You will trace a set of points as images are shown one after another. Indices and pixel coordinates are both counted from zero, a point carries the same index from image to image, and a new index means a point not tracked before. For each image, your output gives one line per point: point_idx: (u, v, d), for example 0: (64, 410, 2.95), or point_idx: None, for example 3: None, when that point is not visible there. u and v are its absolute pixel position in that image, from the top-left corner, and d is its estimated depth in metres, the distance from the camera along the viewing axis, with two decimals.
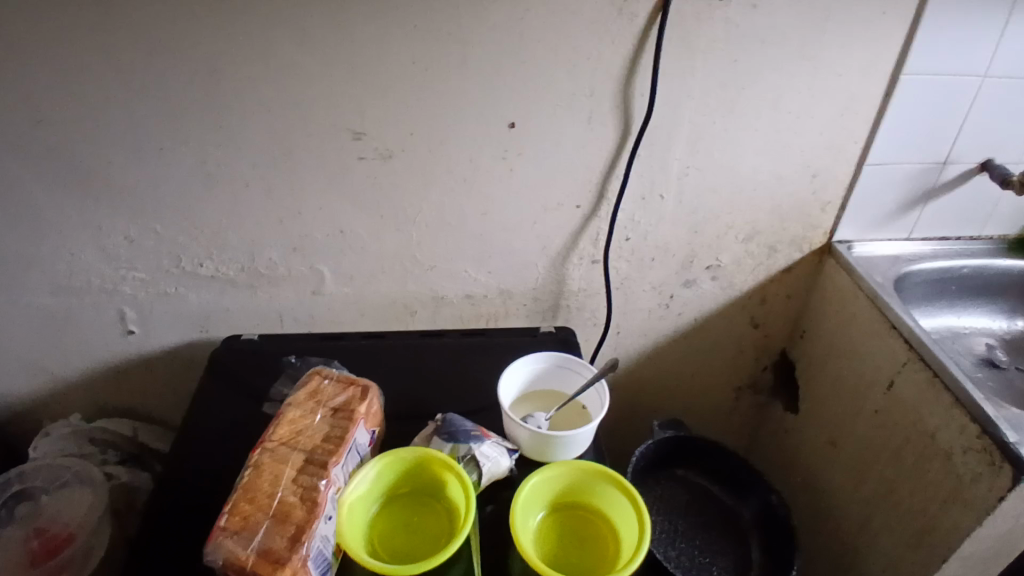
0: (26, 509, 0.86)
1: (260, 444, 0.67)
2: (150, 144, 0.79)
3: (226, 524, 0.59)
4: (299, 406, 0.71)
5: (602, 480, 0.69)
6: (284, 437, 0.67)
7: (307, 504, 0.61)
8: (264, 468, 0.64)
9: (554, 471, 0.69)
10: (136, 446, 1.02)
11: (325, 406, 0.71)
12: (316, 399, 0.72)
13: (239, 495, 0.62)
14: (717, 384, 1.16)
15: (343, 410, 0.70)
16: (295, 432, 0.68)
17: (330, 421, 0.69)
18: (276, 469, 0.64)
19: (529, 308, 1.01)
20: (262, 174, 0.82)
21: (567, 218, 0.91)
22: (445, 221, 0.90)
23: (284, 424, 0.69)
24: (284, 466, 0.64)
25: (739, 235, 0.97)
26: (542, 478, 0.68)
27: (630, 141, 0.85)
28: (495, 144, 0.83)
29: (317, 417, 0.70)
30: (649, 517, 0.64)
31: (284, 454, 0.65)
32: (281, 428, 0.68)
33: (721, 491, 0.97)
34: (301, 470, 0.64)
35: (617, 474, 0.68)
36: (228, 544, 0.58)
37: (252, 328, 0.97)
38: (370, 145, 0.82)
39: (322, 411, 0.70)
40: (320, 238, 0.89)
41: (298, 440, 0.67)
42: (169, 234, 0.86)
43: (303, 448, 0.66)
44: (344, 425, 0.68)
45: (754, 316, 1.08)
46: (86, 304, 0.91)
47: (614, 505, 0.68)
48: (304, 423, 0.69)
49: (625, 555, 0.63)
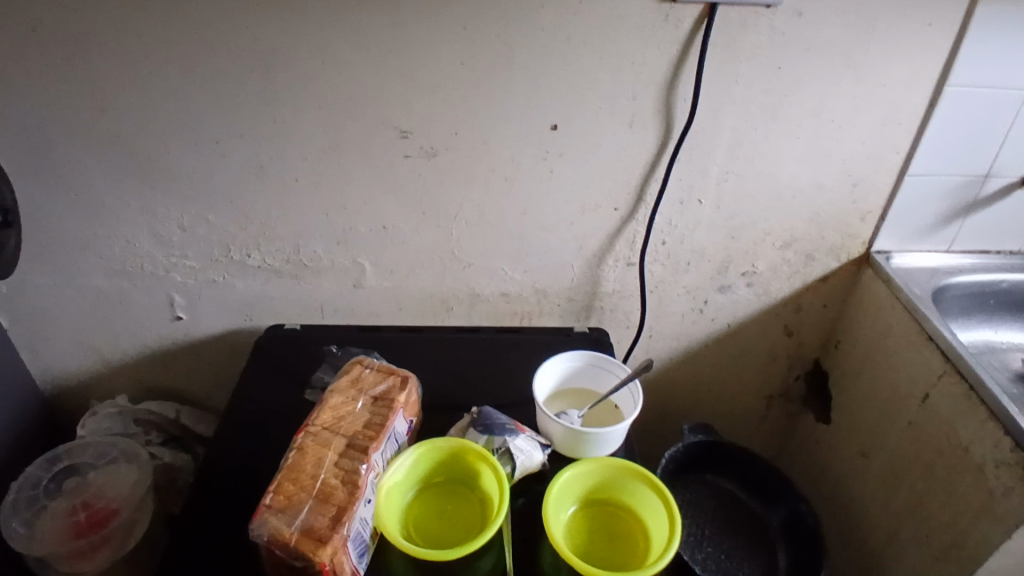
0: (74, 482, 0.90)
1: (303, 427, 0.69)
2: (206, 137, 0.82)
3: (271, 502, 0.62)
4: (341, 392, 0.73)
5: (632, 477, 0.70)
6: (326, 421, 0.69)
7: (348, 487, 0.63)
8: (308, 450, 0.66)
9: (586, 467, 0.70)
10: (178, 428, 1.05)
11: (366, 393, 0.73)
12: (358, 386, 0.74)
13: (284, 475, 0.64)
14: (748, 391, 1.16)
15: (384, 398, 0.72)
16: (338, 417, 0.70)
17: (371, 408, 0.71)
18: (319, 451, 0.66)
19: (563, 308, 1.02)
20: (311, 168, 0.85)
21: (604, 220, 0.93)
22: (485, 218, 0.91)
23: (327, 409, 0.71)
24: (327, 449, 0.66)
25: (776, 242, 0.97)
26: (573, 473, 0.70)
27: (670, 145, 0.86)
28: (536, 145, 0.85)
29: (358, 404, 0.72)
30: (680, 515, 0.65)
31: (326, 438, 0.68)
32: (323, 413, 0.70)
33: (749, 497, 0.97)
34: (342, 454, 0.66)
35: (647, 472, 0.68)
36: (273, 521, 0.60)
37: (293, 318, 1.00)
38: (415, 143, 0.84)
39: (363, 399, 0.72)
40: (363, 232, 0.92)
41: (340, 425, 0.69)
42: (220, 224, 0.89)
43: (345, 432, 0.68)
44: (384, 413, 0.70)
45: (788, 324, 1.08)
46: (138, 289, 0.95)
47: (644, 502, 0.69)
48: (346, 409, 0.71)
49: (655, 552, 0.64)
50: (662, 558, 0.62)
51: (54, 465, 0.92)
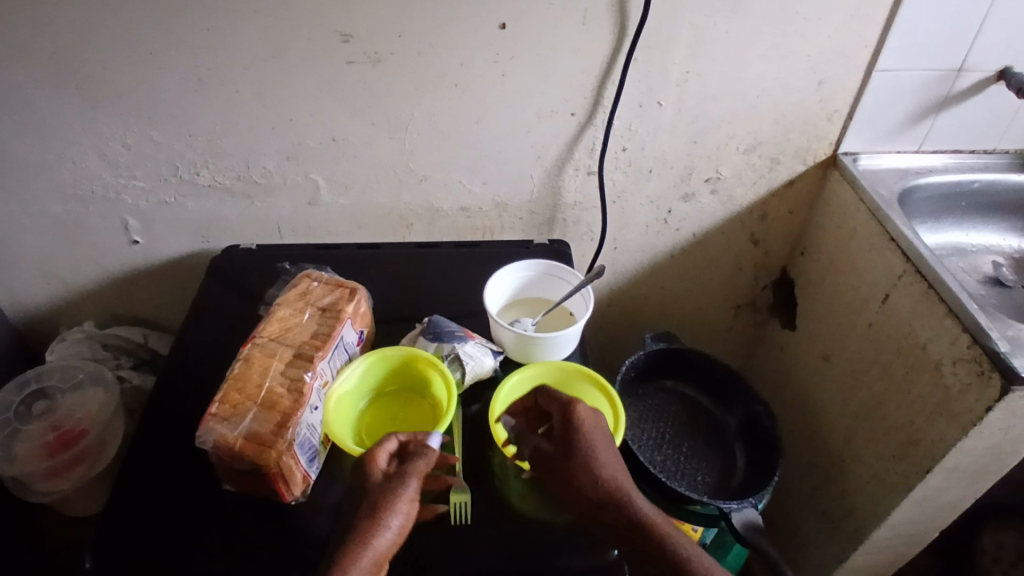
0: (43, 406, 0.90)
1: (250, 339, 0.70)
2: (139, 49, 0.78)
3: (215, 409, 0.63)
4: (288, 305, 0.74)
5: (580, 379, 0.71)
6: (273, 333, 0.71)
7: (294, 394, 0.64)
8: (253, 359, 0.67)
9: (534, 371, 0.71)
10: (148, 352, 1.05)
11: (313, 306, 0.74)
12: (306, 298, 0.75)
13: (229, 384, 0.65)
14: (716, 302, 1.16)
15: (331, 309, 0.73)
16: (285, 329, 0.71)
17: (318, 320, 0.72)
18: (265, 360, 0.67)
19: (525, 221, 1.01)
20: (253, 79, 0.82)
21: (563, 126, 0.90)
22: (438, 128, 0.89)
23: (273, 322, 0.72)
24: (273, 359, 0.67)
25: (740, 145, 0.95)
26: (521, 376, 0.71)
27: (627, 43, 0.83)
28: (486, 47, 0.82)
29: (306, 315, 0.73)
30: (622, 412, 0.67)
31: (273, 348, 0.69)
32: (270, 325, 0.71)
33: (710, 401, 0.98)
34: (289, 363, 0.67)
35: (595, 373, 0.69)
36: (218, 427, 0.61)
37: (252, 239, 0.99)
38: (359, 48, 0.81)
39: (311, 311, 0.73)
40: (315, 146, 0.89)
41: (286, 336, 0.70)
42: (166, 142, 0.87)
43: (291, 342, 0.69)
44: (332, 324, 0.71)
45: (755, 233, 1.07)
46: (90, 213, 0.93)
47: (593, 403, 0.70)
48: (293, 322, 0.72)
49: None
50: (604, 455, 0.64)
51: (24, 389, 0.92)
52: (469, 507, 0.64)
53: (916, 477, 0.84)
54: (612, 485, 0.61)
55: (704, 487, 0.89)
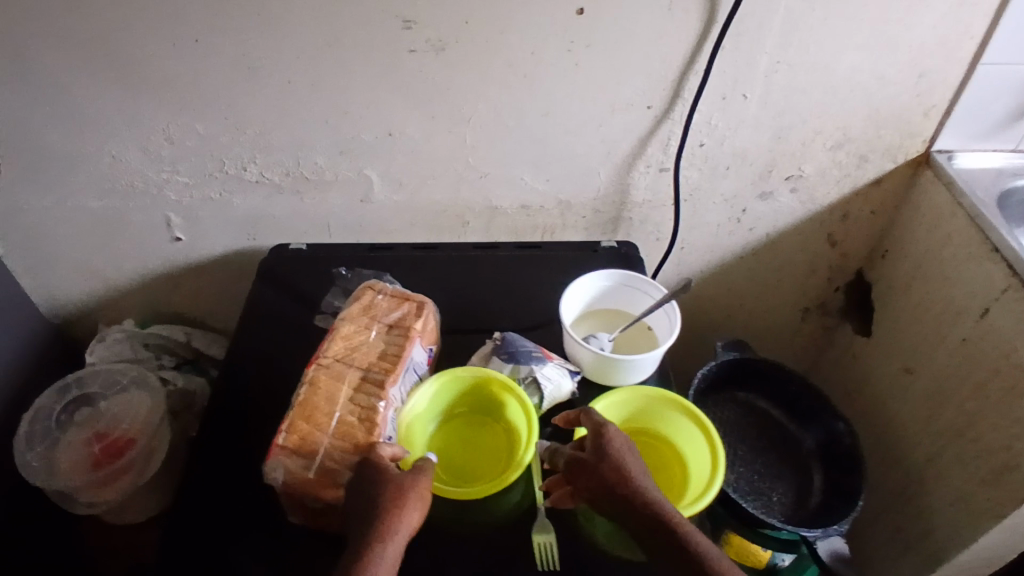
0: (86, 413, 0.87)
1: (315, 360, 0.66)
2: (186, 35, 0.72)
3: (285, 442, 0.60)
4: (352, 321, 0.70)
5: (676, 412, 0.65)
6: (339, 353, 0.67)
7: (366, 425, 0.61)
8: (320, 385, 0.64)
9: (626, 397, 0.66)
10: (191, 352, 1.01)
11: (379, 323, 0.70)
12: (370, 314, 0.71)
13: (296, 413, 0.62)
14: (783, 304, 1.10)
15: (399, 326, 0.69)
16: (351, 348, 0.68)
17: (385, 338, 0.69)
18: (333, 386, 0.64)
19: (588, 220, 0.94)
20: (307, 68, 0.76)
21: (637, 119, 0.83)
22: (503, 121, 0.82)
23: (338, 340, 0.68)
24: (341, 384, 0.64)
25: (827, 142, 0.87)
26: (612, 402, 0.66)
27: (716, 30, 0.75)
28: (560, 34, 0.74)
29: (372, 333, 0.69)
30: (724, 458, 0.60)
31: (340, 371, 0.65)
32: (335, 343, 0.68)
33: (782, 415, 0.93)
34: (358, 389, 0.64)
35: (695, 409, 0.64)
36: (290, 463, 0.59)
37: (300, 236, 0.93)
38: (422, 35, 0.74)
39: (377, 329, 0.70)
40: (370, 140, 0.83)
41: (353, 357, 0.67)
42: (212, 135, 0.81)
43: (359, 365, 0.66)
44: (401, 343, 0.68)
45: (832, 234, 1.00)
46: (132, 209, 0.88)
47: (682, 429, 0.65)
48: (359, 340, 0.68)
49: (698, 484, 0.60)
50: (703, 500, 0.58)
51: (65, 395, 0.89)
52: (555, 548, 0.60)
53: (1012, 506, 0.78)
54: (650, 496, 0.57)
55: (781, 509, 0.84)
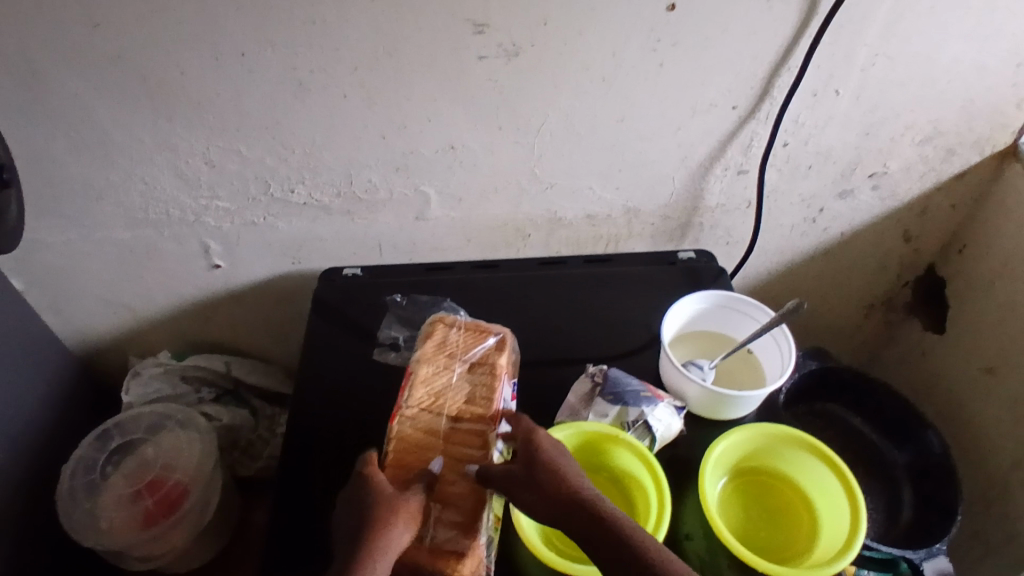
0: (131, 463, 0.82)
1: (397, 413, 0.60)
2: (230, 49, 0.64)
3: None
4: (428, 361, 0.63)
5: (811, 458, 0.61)
6: (423, 402, 0.60)
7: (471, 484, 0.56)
8: (410, 441, 0.58)
9: (760, 436, 0.62)
10: (232, 381, 0.95)
11: (458, 359, 0.64)
12: (447, 352, 0.64)
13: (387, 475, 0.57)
14: (849, 303, 1.05)
15: (483, 364, 0.63)
16: (435, 393, 0.61)
17: (468, 378, 0.62)
18: (426, 440, 0.58)
19: (656, 228, 0.88)
20: (364, 81, 0.68)
21: (719, 120, 0.76)
22: (574, 128, 0.75)
23: (420, 386, 0.61)
24: (434, 438, 0.58)
25: (915, 136, 0.82)
26: (743, 436, 0.62)
27: (814, 24, 0.68)
28: (645, 32, 0.67)
29: (454, 374, 0.62)
30: (865, 518, 0.55)
31: (429, 422, 0.59)
32: (417, 390, 0.61)
33: (864, 424, 0.90)
34: (452, 442, 0.58)
35: (837, 460, 0.59)
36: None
37: (348, 258, 0.87)
38: (494, 39, 0.66)
39: (457, 367, 0.63)
40: (429, 154, 0.76)
41: (441, 405, 0.60)
42: (256, 156, 0.74)
43: (448, 412, 0.60)
44: (489, 382, 0.62)
45: (908, 230, 0.95)
46: (167, 237, 0.81)
47: (812, 479, 0.61)
48: (442, 383, 0.62)
49: (830, 545, 0.56)
50: (839, 557, 0.54)
51: (106, 444, 0.82)
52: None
53: None
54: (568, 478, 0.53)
55: (872, 529, 0.81)
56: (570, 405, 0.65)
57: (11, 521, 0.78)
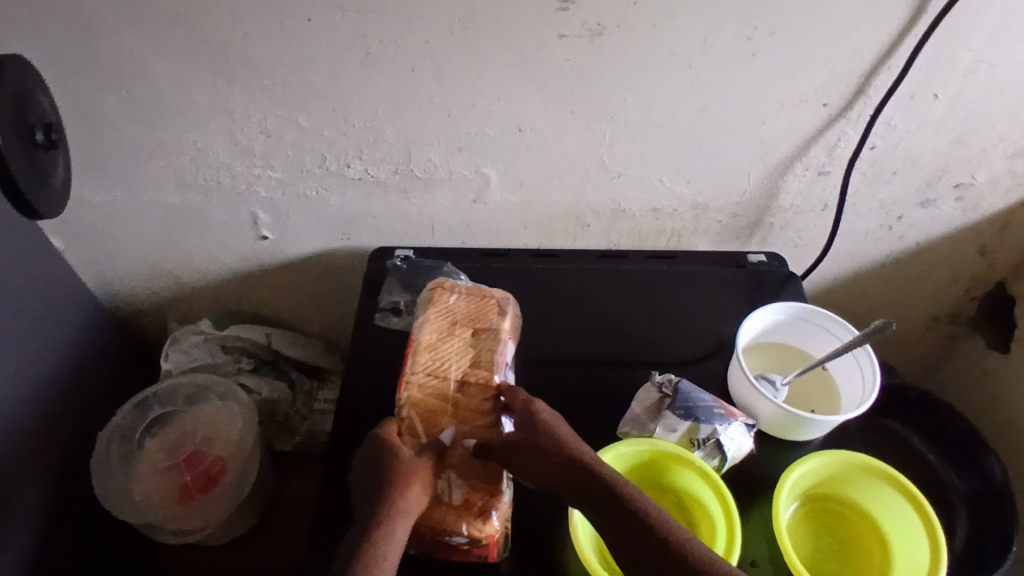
0: (170, 434, 0.82)
1: (403, 380, 0.56)
2: (296, 13, 0.60)
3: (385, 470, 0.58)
4: (430, 326, 0.59)
5: (904, 508, 0.57)
6: (430, 368, 0.57)
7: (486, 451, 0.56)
8: (418, 408, 0.56)
9: (858, 467, 0.59)
10: (271, 352, 0.93)
11: (460, 324, 0.60)
12: (450, 317, 0.60)
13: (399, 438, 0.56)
14: (909, 314, 1.00)
15: (488, 330, 0.60)
16: (440, 359, 0.58)
17: (474, 343, 0.59)
18: (437, 408, 0.56)
19: (723, 226, 0.83)
20: (435, 56, 0.64)
21: (805, 118, 0.71)
22: (651, 117, 0.71)
23: (424, 352, 0.58)
24: (445, 405, 0.56)
25: (1011, 148, 0.76)
26: (843, 462, 0.59)
27: (924, 22, 0.63)
28: (741, 19, 0.62)
29: (459, 340, 0.59)
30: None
31: (437, 388, 0.56)
32: (423, 357, 0.57)
33: (921, 443, 0.87)
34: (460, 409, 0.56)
35: (934, 519, 0.55)
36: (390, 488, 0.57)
37: (400, 237, 0.83)
38: (578, 18, 0.61)
39: (461, 331, 0.59)
40: (495, 135, 0.72)
41: (449, 372, 0.57)
42: (314, 127, 0.70)
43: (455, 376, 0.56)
44: (494, 345, 0.59)
45: (985, 244, 0.89)
46: (215, 204, 0.78)
47: (897, 525, 0.58)
48: (446, 348, 0.58)
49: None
50: None
51: (148, 411, 0.82)
52: None
53: None
54: (569, 443, 0.55)
55: None
56: (636, 415, 0.62)
57: (50, 483, 0.77)
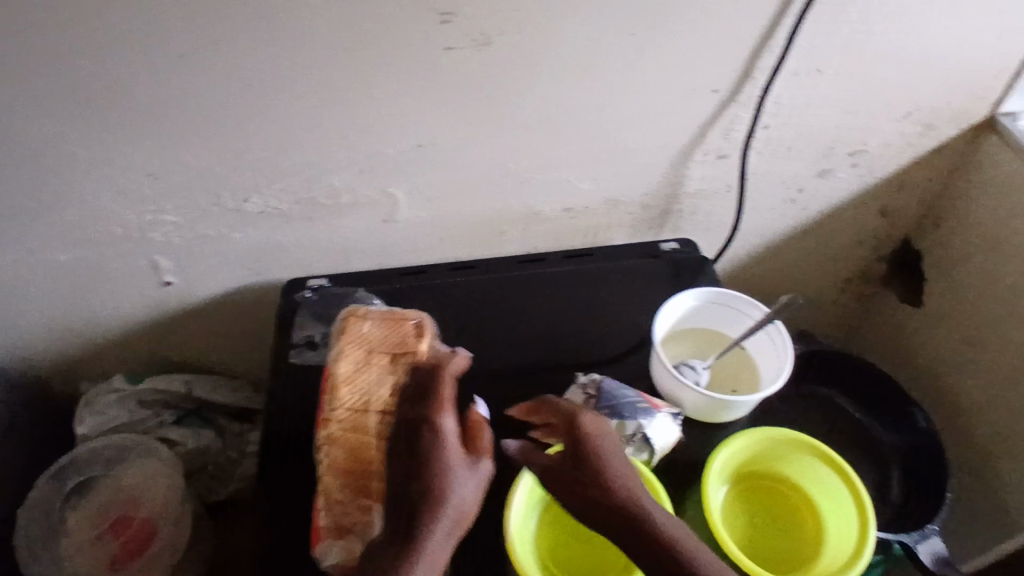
0: (92, 502, 0.78)
1: (322, 419, 0.56)
2: (165, 50, 0.57)
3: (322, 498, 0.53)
4: (346, 359, 0.58)
5: (833, 477, 0.59)
6: (348, 403, 0.56)
7: None
8: (340, 444, 0.54)
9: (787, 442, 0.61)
10: (193, 402, 0.88)
11: (378, 352, 0.59)
12: (365, 347, 0.59)
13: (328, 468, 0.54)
14: (825, 280, 1.03)
15: (406, 352, 0.58)
16: (358, 392, 0.56)
17: (392, 369, 0.57)
18: (359, 441, 0.54)
19: (636, 217, 0.84)
20: (320, 79, 0.62)
21: (699, 105, 0.73)
22: (551, 119, 0.71)
23: (342, 387, 0.57)
24: (366, 438, 0.54)
25: (895, 113, 0.79)
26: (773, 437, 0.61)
27: (797, 2, 0.65)
28: (623, 15, 0.63)
29: (375, 368, 0.57)
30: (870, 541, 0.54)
31: (357, 422, 0.55)
32: (339, 391, 0.56)
33: (849, 403, 0.90)
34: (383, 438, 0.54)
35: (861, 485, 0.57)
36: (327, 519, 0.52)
37: (313, 266, 0.81)
38: (461, 29, 0.61)
39: (378, 359, 0.58)
40: (395, 154, 0.70)
41: (368, 404, 0.56)
42: (204, 165, 0.67)
43: (373, 407, 0.55)
44: (412, 369, 0.57)
45: (885, 206, 0.93)
46: (111, 256, 0.74)
47: (828, 494, 0.59)
48: (363, 379, 0.57)
49: (837, 556, 0.56)
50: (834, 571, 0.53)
51: (64, 482, 0.79)
52: None
53: None
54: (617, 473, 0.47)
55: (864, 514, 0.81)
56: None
57: None
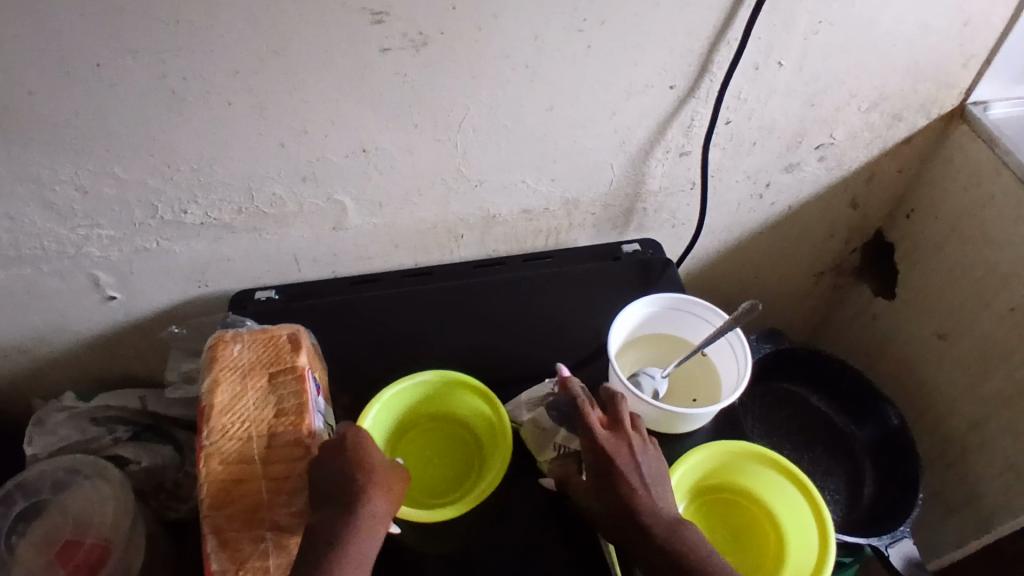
0: (40, 526, 0.74)
1: (202, 453, 0.56)
2: (80, 59, 0.54)
3: (212, 532, 0.54)
4: (222, 389, 0.59)
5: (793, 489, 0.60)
6: (225, 432, 0.57)
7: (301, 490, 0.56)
8: (222, 479, 0.55)
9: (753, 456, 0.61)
10: (149, 416, 0.86)
11: (253, 375, 0.60)
12: (239, 372, 0.60)
13: (213, 505, 0.55)
14: (797, 273, 1.01)
15: (285, 372, 0.60)
16: (237, 420, 0.58)
17: (271, 392, 0.59)
18: (242, 469, 0.56)
19: (598, 217, 0.81)
20: (249, 86, 0.59)
21: (656, 101, 0.70)
22: (500, 120, 0.68)
23: (220, 417, 0.58)
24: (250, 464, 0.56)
25: (862, 104, 0.77)
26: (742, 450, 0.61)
27: None
28: (569, 11, 0.60)
29: (253, 393, 0.59)
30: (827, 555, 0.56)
31: (238, 450, 0.56)
32: (217, 422, 0.57)
33: (821, 400, 0.89)
34: (268, 459, 0.56)
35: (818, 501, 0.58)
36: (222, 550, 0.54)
37: (263, 278, 0.78)
38: (397, 28, 0.58)
39: (255, 383, 0.60)
40: (339, 160, 0.67)
41: (245, 430, 0.57)
42: (136, 178, 0.64)
43: (257, 433, 0.57)
44: (292, 389, 0.59)
45: (856, 197, 0.91)
46: (47, 273, 0.71)
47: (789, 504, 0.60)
48: (242, 406, 0.58)
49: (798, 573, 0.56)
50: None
51: (10, 508, 0.76)
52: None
53: None
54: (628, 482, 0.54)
55: (836, 513, 0.80)
56: (520, 402, 0.69)
57: None
